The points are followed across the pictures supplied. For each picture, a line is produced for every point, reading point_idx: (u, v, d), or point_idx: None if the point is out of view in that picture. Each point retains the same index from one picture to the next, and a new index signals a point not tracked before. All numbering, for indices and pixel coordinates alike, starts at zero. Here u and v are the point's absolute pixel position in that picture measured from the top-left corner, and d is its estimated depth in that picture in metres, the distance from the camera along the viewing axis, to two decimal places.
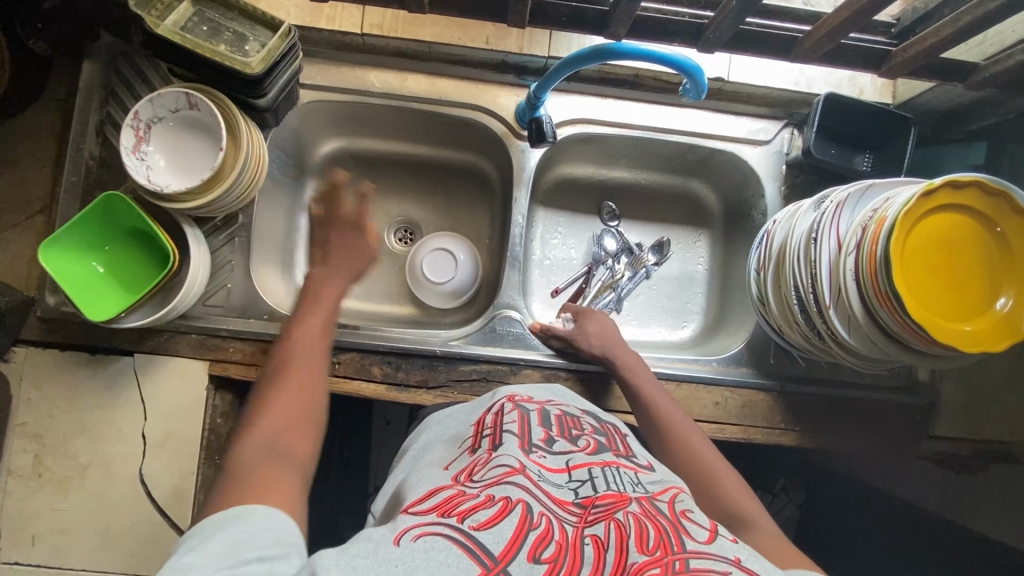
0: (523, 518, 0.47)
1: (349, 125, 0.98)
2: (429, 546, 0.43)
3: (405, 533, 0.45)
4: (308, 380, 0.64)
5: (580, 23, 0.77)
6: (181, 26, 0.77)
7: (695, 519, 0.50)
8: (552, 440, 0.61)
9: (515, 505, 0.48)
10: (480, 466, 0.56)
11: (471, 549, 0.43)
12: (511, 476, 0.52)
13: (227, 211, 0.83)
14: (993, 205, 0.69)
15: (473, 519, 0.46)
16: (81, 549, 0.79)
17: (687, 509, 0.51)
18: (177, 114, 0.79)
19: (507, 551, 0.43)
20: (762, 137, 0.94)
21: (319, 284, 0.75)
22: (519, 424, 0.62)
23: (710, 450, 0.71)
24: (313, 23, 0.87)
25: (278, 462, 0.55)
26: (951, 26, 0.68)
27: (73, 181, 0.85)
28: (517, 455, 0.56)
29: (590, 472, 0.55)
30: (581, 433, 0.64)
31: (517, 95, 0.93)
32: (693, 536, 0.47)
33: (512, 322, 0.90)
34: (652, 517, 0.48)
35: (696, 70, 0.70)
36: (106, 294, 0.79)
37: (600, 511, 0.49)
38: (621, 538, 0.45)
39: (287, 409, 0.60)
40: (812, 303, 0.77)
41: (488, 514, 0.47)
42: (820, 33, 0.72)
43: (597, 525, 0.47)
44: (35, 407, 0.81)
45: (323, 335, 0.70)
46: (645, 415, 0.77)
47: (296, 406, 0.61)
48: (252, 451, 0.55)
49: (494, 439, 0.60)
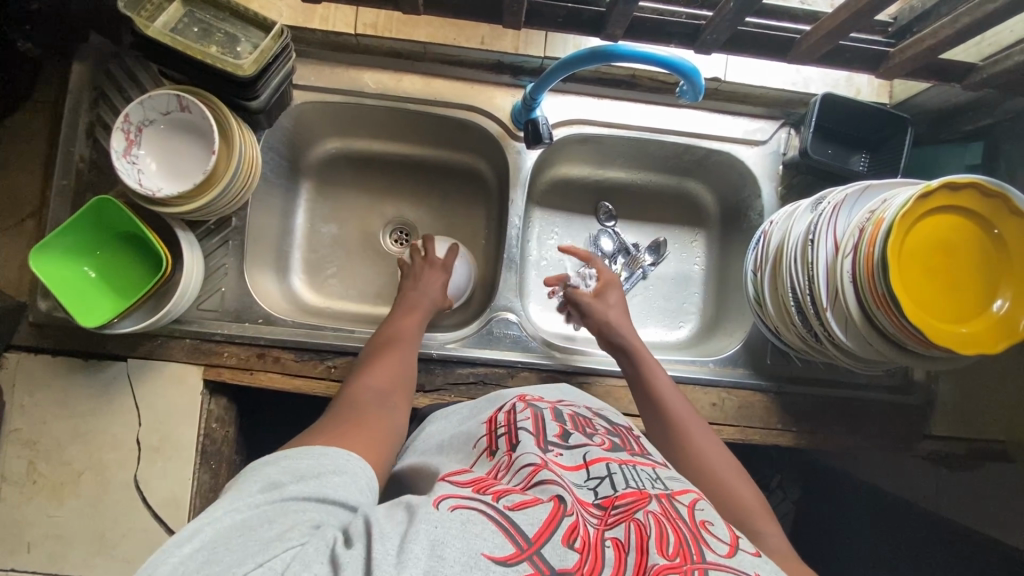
0: (557, 505, 0.47)
1: (343, 125, 0.97)
2: (465, 518, 0.44)
3: (443, 501, 0.47)
4: (404, 358, 0.74)
5: (577, 24, 0.76)
6: (171, 27, 0.76)
7: (714, 532, 0.47)
8: (567, 436, 0.61)
9: (547, 496, 0.48)
10: (503, 470, 0.55)
11: (507, 529, 0.44)
12: (537, 473, 0.52)
13: (220, 214, 0.82)
14: (991, 206, 0.68)
15: (507, 500, 0.48)
16: (77, 556, 0.79)
17: (708, 521, 0.49)
18: (168, 117, 0.78)
19: (541, 533, 0.44)
20: (759, 137, 0.94)
21: (415, 296, 0.86)
22: (533, 422, 0.62)
23: (709, 438, 0.70)
24: (307, 23, 0.86)
25: (378, 413, 0.63)
26: (949, 27, 0.68)
27: (63, 185, 0.84)
28: (536, 454, 0.55)
29: (608, 467, 0.55)
30: (595, 431, 0.63)
31: (513, 95, 0.92)
32: (714, 548, 0.45)
33: (509, 324, 0.89)
34: (672, 520, 0.47)
35: (693, 71, 0.70)
36: (99, 299, 0.78)
37: (620, 512, 0.48)
38: (641, 538, 0.44)
39: (388, 377, 0.70)
40: (809, 304, 0.77)
41: (520, 497, 0.48)
42: (819, 34, 0.72)
43: (617, 527, 0.46)
44: (28, 413, 0.81)
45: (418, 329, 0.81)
46: (642, 401, 0.76)
47: (386, 383, 0.69)
48: (360, 398, 0.66)
49: (511, 440, 0.59)
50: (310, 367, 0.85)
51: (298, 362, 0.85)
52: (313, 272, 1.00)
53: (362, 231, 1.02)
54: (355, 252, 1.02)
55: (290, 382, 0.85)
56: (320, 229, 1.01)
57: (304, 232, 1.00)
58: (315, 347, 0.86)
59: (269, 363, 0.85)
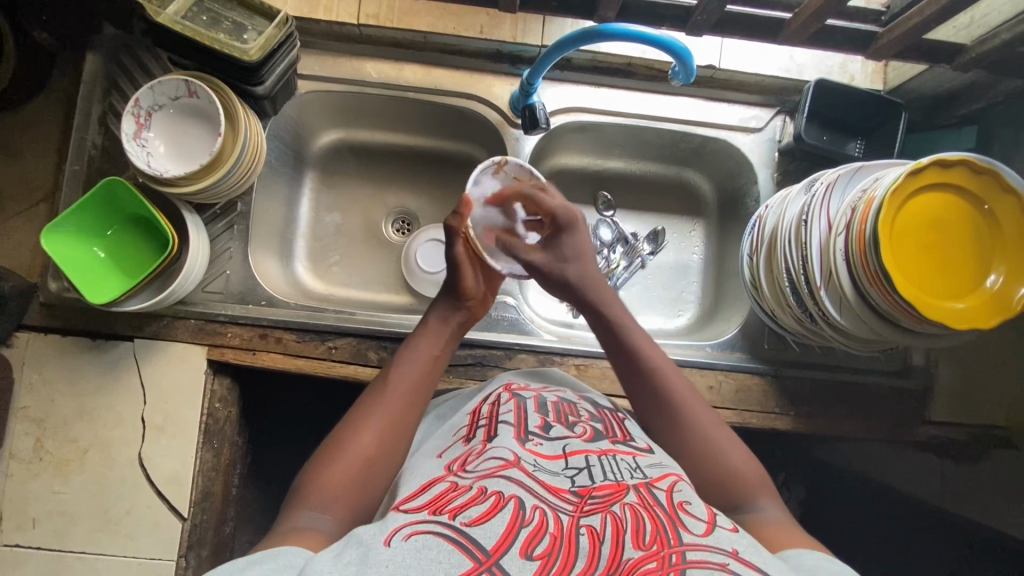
0: (515, 514, 0.46)
1: (346, 116, 1.00)
2: (420, 545, 0.42)
3: (396, 532, 0.44)
4: (392, 429, 0.60)
5: (571, 9, 0.79)
6: (182, 15, 0.78)
7: (691, 512, 0.48)
8: (548, 427, 0.60)
9: (507, 501, 0.47)
10: (474, 457, 0.55)
11: (462, 545, 0.43)
12: (505, 469, 0.52)
13: (224, 197, 0.84)
14: (982, 183, 0.69)
15: (465, 515, 0.46)
16: (81, 532, 0.80)
17: (685, 500, 0.50)
18: (177, 102, 0.81)
19: (499, 546, 0.43)
20: (755, 124, 0.95)
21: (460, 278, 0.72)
22: (516, 413, 0.62)
23: (684, 387, 0.66)
24: (312, 14, 0.89)
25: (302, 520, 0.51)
26: (934, 5, 0.70)
27: (75, 170, 0.86)
28: (512, 446, 0.55)
29: (587, 460, 0.55)
30: (577, 420, 0.63)
31: (512, 84, 0.94)
32: (690, 528, 0.46)
33: (507, 307, 0.90)
34: (649, 508, 0.47)
35: (685, 51, 0.72)
36: (108, 278, 0.81)
37: (597, 502, 0.48)
38: (617, 532, 0.45)
39: (353, 471, 0.56)
40: (803, 285, 0.77)
41: (479, 510, 0.46)
42: (807, 14, 0.74)
43: (593, 515, 0.47)
44: (36, 391, 0.82)
45: (431, 365, 0.68)
46: (616, 352, 0.70)
47: (349, 482, 0.55)
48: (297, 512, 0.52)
49: (489, 431, 0.60)
50: (312, 348, 0.87)
51: (300, 342, 0.87)
52: (317, 259, 1.02)
53: (365, 219, 1.04)
54: (358, 239, 1.04)
55: (292, 362, 0.86)
56: (324, 217, 1.03)
57: (308, 220, 1.02)
58: (316, 328, 0.87)
59: (271, 343, 0.87)
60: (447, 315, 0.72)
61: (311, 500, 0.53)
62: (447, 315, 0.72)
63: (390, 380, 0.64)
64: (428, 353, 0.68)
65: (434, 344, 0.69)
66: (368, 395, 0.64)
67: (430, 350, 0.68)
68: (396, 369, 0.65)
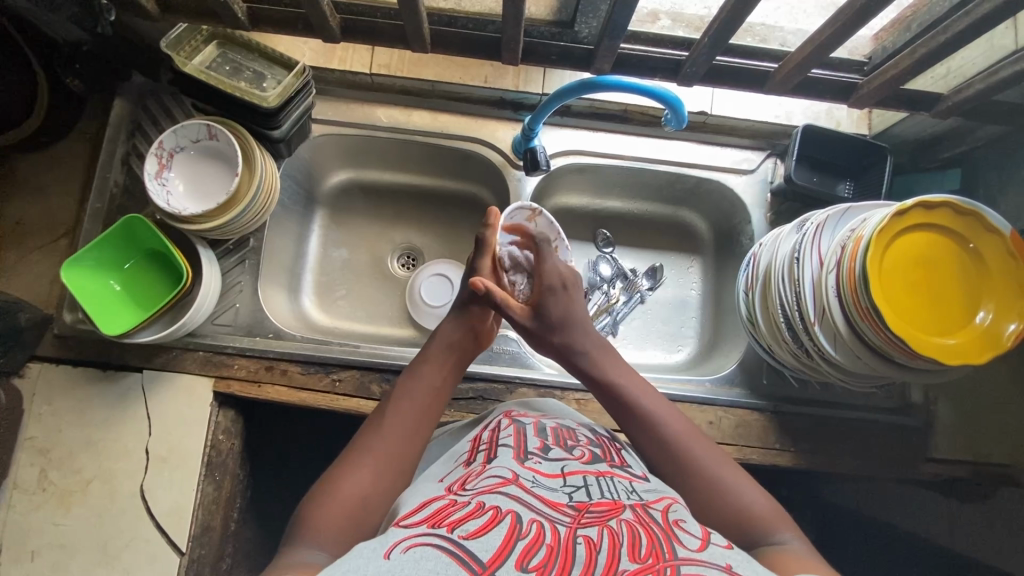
0: (512, 528, 0.46)
1: (356, 158, 1.05)
2: (418, 556, 0.42)
3: (395, 546, 0.44)
4: (390, 466, 0.61)
5: (569, 60, 0.84)
6: (206, 65, 0.85)
7: (687, 528, 0.49)
8: (548, 449, 0.61)
9: (504, 516, 0.48)
10: (474, 476, 0.56)
11: (460, 557, 0.43)
12: (502, 486, 0.52)
13: (238, 233, 0.88)
14: (966, 224, 0.72)
15: (463, 529, 0.46)
16: (79, 565, 0.80)
17: (679, 518, 0.51)
18: (197, 144, 0.86)
19: (496, 558, 0.43)
20: (746, 166, 0.99)
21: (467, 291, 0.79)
22: (515, 437, 0.63)
23: (681, 419, 0.69)
24: (326, 63, 0.96)
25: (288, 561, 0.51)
26: (910, 57, 0.75)
27: (97, 207, 0.91)
28: (511, 465, 0.56)
29: (585, 479, 0.55)
30: (576, 443, 0.64)
31: (513, 129, 0.99)
32: (685, 543, 0.46)
33: (509, 340, 0.93)
34: (645, 525, 0.48)
35: (676, 100, 0.78)
36: (122, 309, 0.84)
37: (594, 516, 0.49)
38: (613, 545, 0.45)
39: (348, 514, 0.56)
40: (798, 320, 0.78)
41: (477, 523, 0.47)
42: (791, 65, 0.79)
43: (590, 528, 0.47)
44: (44, 421, 0.84)
45: (430, 407, 0.68)
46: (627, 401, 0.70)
47: (342, 523, 0.55)
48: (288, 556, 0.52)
49: (489, 453, 0.60)
50: (316, 380, 0.88)
51: (305, 374, 0.88)
52: (323, 293, 1.04)
53: (371, 255, 1.08)
54: (364, 275, 1.07)
55: (295, 395, 0.88)
56: (331, 253, 1.07)
57: (317, 256, 1.06)
58: (322, 360, 0.89)
59: (277, 375, 0.88)
60: (451, 334, 0.76)
61: (310, 535, 0.53)
62: (450, 337, 0.75)
63: (390, 411, 0.66)
64: (429, 394, 0.69)
65: (436, 376, 0.71)
66: (366, 431, 0.65)
67: (431, 382, 0.70)
68: (395, 401, 0.67)
